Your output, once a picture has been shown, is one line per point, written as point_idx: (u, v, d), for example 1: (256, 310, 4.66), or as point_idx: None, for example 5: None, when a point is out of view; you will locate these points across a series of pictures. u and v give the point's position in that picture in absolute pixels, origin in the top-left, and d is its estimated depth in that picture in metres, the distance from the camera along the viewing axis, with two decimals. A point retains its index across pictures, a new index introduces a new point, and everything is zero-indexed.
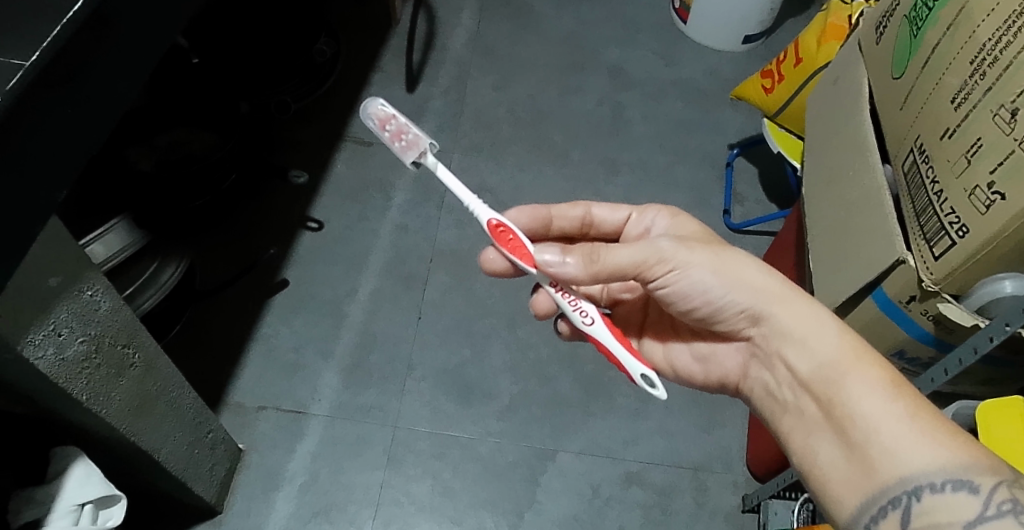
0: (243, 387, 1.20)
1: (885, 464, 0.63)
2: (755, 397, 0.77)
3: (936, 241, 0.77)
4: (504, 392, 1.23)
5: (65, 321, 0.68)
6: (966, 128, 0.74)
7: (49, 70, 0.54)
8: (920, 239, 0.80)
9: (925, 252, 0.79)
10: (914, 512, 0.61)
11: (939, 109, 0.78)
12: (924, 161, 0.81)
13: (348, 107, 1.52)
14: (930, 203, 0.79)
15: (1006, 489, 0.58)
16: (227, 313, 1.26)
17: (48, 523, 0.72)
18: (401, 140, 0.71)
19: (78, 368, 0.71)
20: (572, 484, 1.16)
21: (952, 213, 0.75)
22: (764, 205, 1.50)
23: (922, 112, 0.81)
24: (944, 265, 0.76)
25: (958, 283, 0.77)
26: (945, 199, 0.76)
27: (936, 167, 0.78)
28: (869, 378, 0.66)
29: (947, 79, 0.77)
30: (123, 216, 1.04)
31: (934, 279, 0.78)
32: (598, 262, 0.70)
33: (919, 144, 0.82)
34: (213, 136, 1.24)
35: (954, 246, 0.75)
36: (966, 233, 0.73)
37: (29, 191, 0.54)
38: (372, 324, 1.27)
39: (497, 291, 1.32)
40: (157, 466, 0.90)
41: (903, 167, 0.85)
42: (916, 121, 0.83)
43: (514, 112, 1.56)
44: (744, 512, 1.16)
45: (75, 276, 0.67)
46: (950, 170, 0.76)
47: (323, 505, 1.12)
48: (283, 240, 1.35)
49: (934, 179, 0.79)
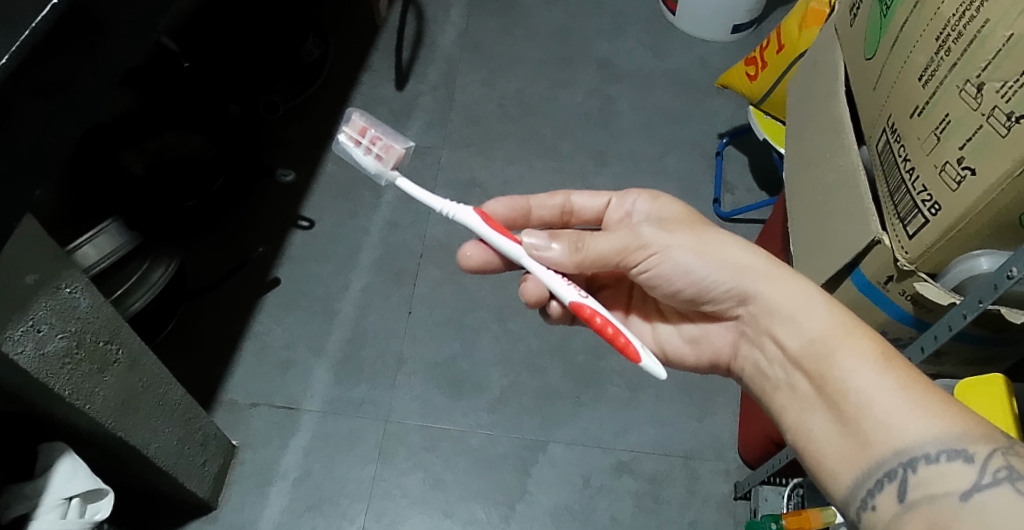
0: (235, 384, 1.21)
1: (879, 436, 0.63)
2: (747, 376, 0.77)
3: (909, 220, 0.77)
4: (495, 384, 1.23)
5: (44, 318, 0.69)
6: (935, 105, 0.74)
7: (30, 84, 0.55)
8: (894, 218, 0.80)
9: (899, 231, 0.79)
10: (910, 485, 0.61)
11: (907, 88, 0.78)
12: (895, 140, 0.81)
13: (338, 107, 1.53)
14: (902, 182, 0.79)
15: (1001, 457, 0.57)
16: (219, 310, 1.28)
17: (36, 517, 0.74)
18: (376, 149, 0.75)
19: (59, 364, 0.72)
20: (564, 474, 1.16)
21: (924, 191, 0.75)
22: (755, 193, 1.49)
23: (893, 90, 0.81)
24: (919, 243, 0.76)
25: (933, 261, 0.76)
26: (917, 177, 0.76)
27: (908, 145, 0.78)
28: (860, 351, 0.66)
29: (915, 57, 0.77)
30: (115, 219, 1.07)
31: (909, 258, 0.78)
32: (583, 250, 0.73)
33: (890, 123, 0.82)
34: (203, 138, 1.26)
35: (927, 223, 0.75)
36: (938, 210, 0.73)
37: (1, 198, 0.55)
38: (362, 320, 1.28)
39: (487, 284, 1.33)
40: (147, 461, 0.91)
41: (877, 147, 0.85)
42: (888, 100, 0.83)
43: (503, 107, 1.57)
44: (737, 499, 1.16)
45: (52, 273, 0.68)
46: (921, 148, 0.76)
47: (316, 499, 1.13)
48: (272, 239, 1.36)
49: (906, 158, 0.79)
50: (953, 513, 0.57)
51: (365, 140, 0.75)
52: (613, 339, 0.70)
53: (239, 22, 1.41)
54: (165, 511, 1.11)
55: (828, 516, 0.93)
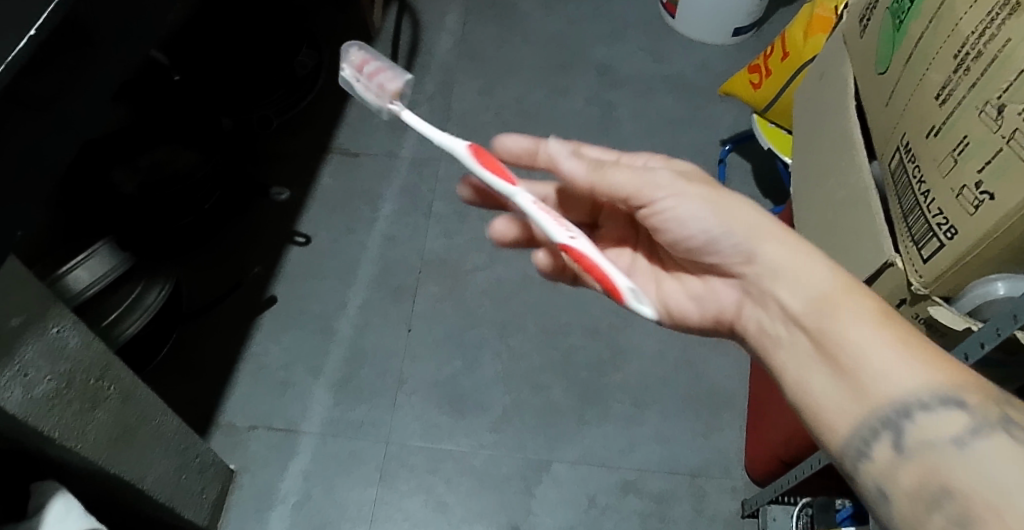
0: (233, 406, 1.19)
1: (875, 386, 0.57)
2: (749, 338, 0.68)
3: (925, 243, 0.75)
4: (497, 402, 1.21)
5: (32, 361, 0.67)
6: (952, 126, 0.72)
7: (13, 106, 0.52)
8: (909, 240, 0.78)
9: (914, 254, 0.77)
10: (906, 432, 0.56)
11: (924, 107, 0.76)
12: (909, 160, 0.79)
13: (335, 118, 1.51)
14: (917, 203, 0.77)
15: (994, 411, 0.54)
16: (218, 330, 1.26)
17: None
18: (373, 80, 0.74)
19: (49, 405, 0.70)
20: (568, 495, 1.14)
21: (940, 215, 0.73)
22: (758, 201, 1.46)
23: (909, 107, 0.79)
24: (933, 267, 0.74)
25: (948, 285, 0.74)
26: (932, 199, 0.74)
27: (922, 166, 0.76)
28: (861, 309, 0.59)
29: (931, 75, 0.75)
30: (107, 240, 1.04)
31: (923, 282, 0.75)
32: (601, 170, 0.67)
33: (904, 142, 0.80)
34: (195, 154, 1.22)
35: (943, 247, 0.72)
36: (956, 234, 0.71)
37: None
38: (361, 338, 1.26)
39: (488, 299, 1.31)
40: (143, 495, 0.89)
41: (890, 166, 0.83)
42: (903, 117, 0.81)
43: (501, 116, 1.54)
44: (744, 517, 1.13)
45: (38, 315, 0.65)
46: (937, 169, 0.73)
47: (316, 524, 1.11)
48: (269, 258, 1.33)
49: (921, 178, 0.76)
50: (951, 462, 0.53)
51: (363, 73, 0.74)
52: (602, 281, 0.59)
53: (230, 34, 1.39)
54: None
55: None
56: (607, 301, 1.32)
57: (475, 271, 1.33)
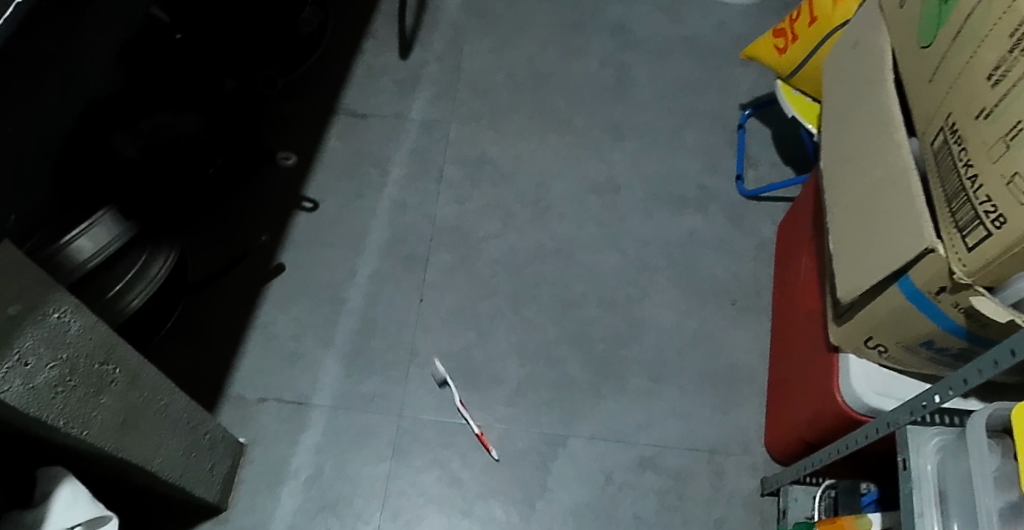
0: (241, 378, 1.16)
1: None
2: None
3: (969, 231, 0.70)
4: (512, 376, 1.18)
5: (32, 349, 0.64)
6: (1005, 109, 0.67)
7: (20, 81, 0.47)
8: (953, 226, 0.73)
9: (958, 243, 0.72)
10: None
11: (973, 87, 0.72)
12: (955, 142, 0.74)
13: (340, 79, 1.45)
14: (962, 188, 0.72)
15: None
16: (224, 302, 1.22)
17: None
18: None
19: (51, 395, 0.67)
20: (585, 471, 1.12)
21: (988, 202, 0.68)
22: (779, 168, 1.41)
23: (957, 85, 0.75)
24: (977, 257, 0.69)
25: (993, 275, 0.69)
26: (979, 185, 0.70)
27: (969, 149, 0.72)
28: None
29: (983, 54, 0.71)
30: (109, 208, 1.00)
31: (967, 272, 0.71)
32: None
33: (950, 122, 0.75)
34: (198, 118, 1.18)
35: (990, 237, 0.67)
36: (1004, 224, 0.66)
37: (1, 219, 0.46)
38: (372, 309, 1.22)
39: (502, 269, 1.27)
40: (151, 476, 0.87)
41: (932, 145, 0.79)
42: (949, 95, 0.76)
43: (513, 77, 1.48)
44: (764, 495, 1.12)
45: (37, 301, 0.62)
46: (986, 154, 0.69)
47: (329, 499, 1.09)
48: (275, 227, 1.29)
49: (967, 162, 0.72)
50: None
51: None
52: None
53: None
54: (158, 517, 1.06)
55: (865, 523, 0.88)
56: (623, 271, 1.28)
57: (487, 239, 1.29)
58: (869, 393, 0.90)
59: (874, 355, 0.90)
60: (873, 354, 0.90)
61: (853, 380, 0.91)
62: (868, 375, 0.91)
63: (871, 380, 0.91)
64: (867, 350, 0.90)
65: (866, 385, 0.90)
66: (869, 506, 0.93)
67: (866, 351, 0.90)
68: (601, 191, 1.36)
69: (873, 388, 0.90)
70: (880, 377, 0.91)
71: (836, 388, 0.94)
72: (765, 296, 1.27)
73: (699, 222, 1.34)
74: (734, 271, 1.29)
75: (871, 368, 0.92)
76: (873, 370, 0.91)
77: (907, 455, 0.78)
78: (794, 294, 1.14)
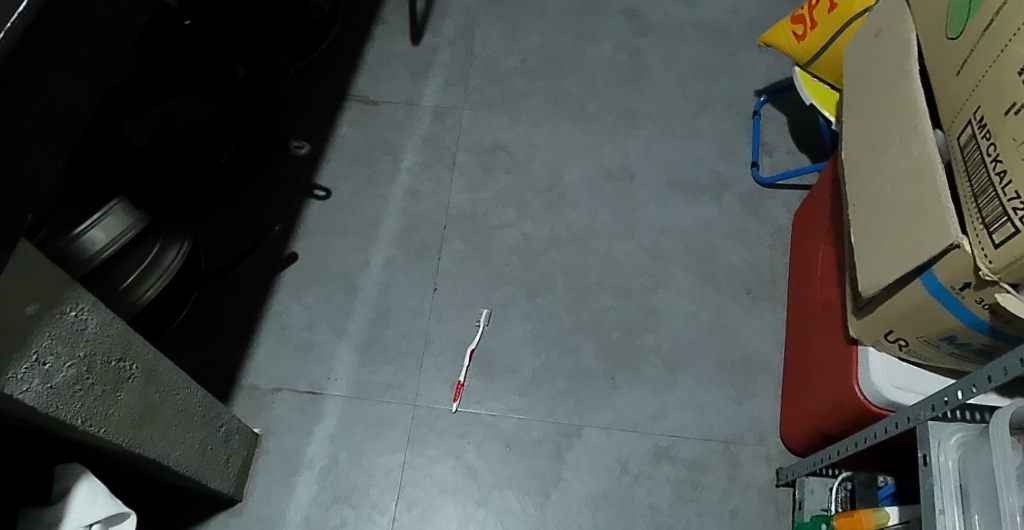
0: (256, 368, 1.16)
1: None
2: None
3: (996, 227, 0.69)
4: (526, 365, 1.18)
5: (50, 349, 0.63)
6: None
7: (60, 80, 0.46)
8: (979, 222, 0.72)
9: (983, 238, 0.71)
10: None
11: (1003, 81, 0.70)
12: (983, 137, 0.72)
13: (351, 65, 1.43)
14: (990, 183, 0.70)
15: None
16: (236, 290, 1.22)
17: None
18: None
19: (70, 392, 0.67)
20: (600, 461, 1.12)
21: (1017, 199, 0.66)
22: (795, 155, 1.39)
23: (986, 77, 0.73)
24: (1005, 253, 0.68)
25: (1019, 273, 0.68)
26: (1007, 181, 0.68)
27: (998, 144, 0.70)
28: None
29: (1015, 47, 0.69)
30: (121, 198, 0.99)
31: (993, 268, 0.70)
32: None
33: (978, 115, 0.74)
34: (209, 105, 1.20)
35: (1017, 234, 0.66)
36: None
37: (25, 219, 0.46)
38: (385, 298, 1.22)
39: (516, 258, 1.26)
40: (168, 470, 0.87)
41: (959, 139, 0.77)
42: (978, 88, 0.74)
43: (526, 63, 1.46)
44: (779, 486, 1.12)
45: (54, 300, 0.61)
46: (1015, 149, 0.67)
47: (344, 489, 1.10)
48: (287, 215, 1.28)
49: (994, 157, 0.70)
50: None
51: None
52: None
53: None
54: (176, 509, 1.07)
55: (882, 517, 0.89)
56: (638, 259, 1.27)
57: (501, 228, 1.28)
58: (889, 386, 0.88)
59: (894, 349, 0.89)
60: (893, 347, 0.89)
61: (873, 374, 0.90)
62: (888, 368, 0.89)
63: (891, 374, 0.89)
64: (887, 343, 0.89)
65: (886, 378, 0.89)
66: (886, 499, 0.94)
67: (887, 344, 0.89)
68: (615, 178, 1.34)
69: (893, 381, 0.89)
70: (900, 371, 0.89)
71: (855, 379, 0.93)
72: (781, 285, 1.26)
73: (714, 210, 1.32)
74: (750, 260, 1.28)
75: (891, 361, 0.90)
76: (893, 364, 0.90)
77: (928, 449, 0.78)
78: (812, 284, 1.13)
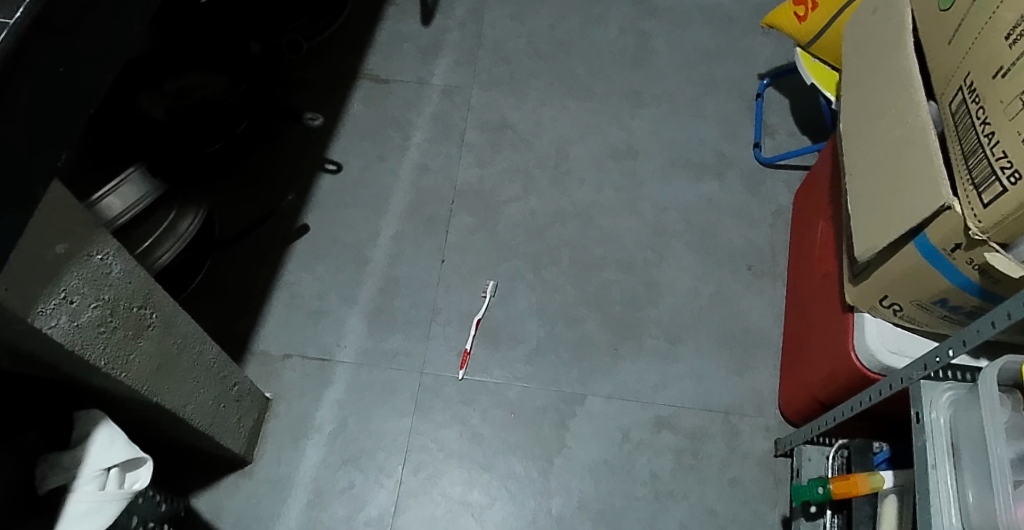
0: (267, 334, 1.19)
1: None
2: None
3: (985, 187, 0.72)
4: (531, 335, 1.21)
5: (77, 288, 0.66)
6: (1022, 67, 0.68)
7: (84, 42, 0.53)
8: (969, 184, 0.74)
9: (973, 198, 0.73)
10: None
11: (993, 46, 0.73)
12: (973, 101, 0.75)
13: (361, 44, 1.46)
14: (979, 145, 0.73)
15: None
16: (249, 258, 1.25)
17: (75, 489, 0.72)
18: None
19: (95, 333, 0.70)
20: (602, 429, 1.15)
21: (1004, 158, 0.69)
22: (797, 137, 1.41)
23: (976, 45, 0.76)
24: (993, 212, 0.70)
25: (1007, 232, 0.70)
26: (995, 142, 0.71)
27: (987, 107, 0.72)
28: None
29: (1002, 14, 0.72)
30: (138, 166, 1.02)
31: (982, 227, 0.72)
32: None
33: (969, 82, 0.76)
34: (223, 79, 1.22)
35: (1004, 192, 0.69)
36: (1018, 179, 0.67)
37: (59, 158, 0.51)
38: (394, 269, 1.25)
39: (521, 232, 1.29)
40: (184, 423, 0.90)
41: (950, 106, 0.80)
42: (968, 55, 0.77)
43: (534, 44, 1.49)
44: (777, 456, 1.14)
45: (83, 241, 0.64)
46: (1002, 111, 0.70)
47: (352, 453, 1.12)
48: (299, 186, 1.31)
49: (984, 120, 0.73)
50: None
51: None
52: None
53: None
54: (188, 470, 1.10)
55: (877, 480, 0.91)
56: (641, 235, 1.29)
57: (508, 203, 1.31)
58: (883, 351, 0.90)
59: (888, 314, 0.91)
60: (887, 313, 0.91)
61: (868, 338, 0.92)
62: (883, 333, 0.92)
63: (886, 339, 0.91)
64: (882, 309, 0.91)
65: (880, 342, 0.91)
66: (881, 464, 0.95)
67: (881, 310, 0.91)
68: (620, 156, 1.37)
69: (887, 345, 0.91)
70: (894, 335, 0.91)
71: (852, 345, 0.96)
72: (781, 262, 1.28)
73: (717, 189, 1.35)
74: (752, 237, 1.30)
75: (885, 326, 0.92)
76: (888, 329, 0.92)
77: (921, 407, 0.81)
78: (811, 257, 1.15)
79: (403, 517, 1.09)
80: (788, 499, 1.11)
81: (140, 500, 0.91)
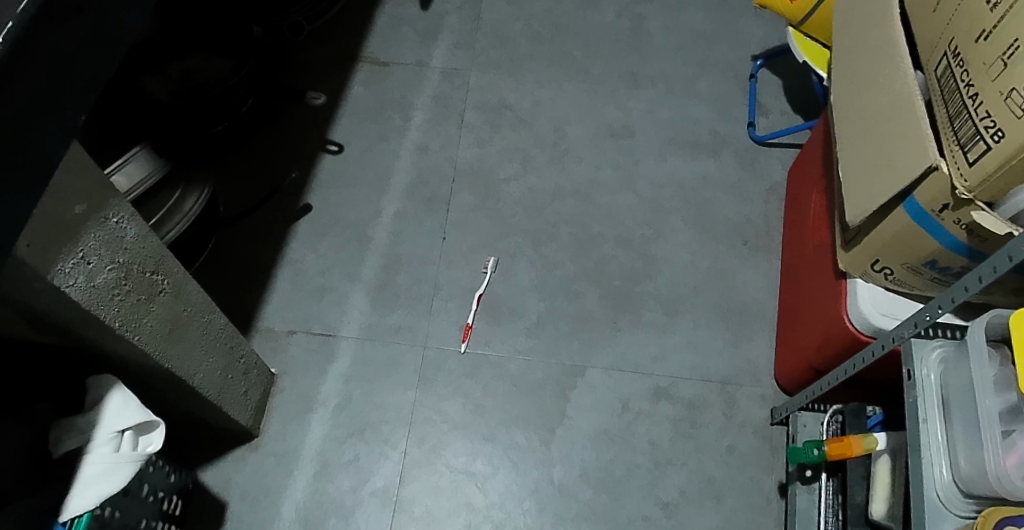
0: (272, 311, 1.21)
1: None
2: None
3: (969, 146, 0.74)
4: (532, 309, 1.23)
5: (94, 250, 0.68)
6: (1003, 29, 0.70)
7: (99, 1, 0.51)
8: (954, 144, 0.77)
9: (958, 158, 0.76)
10: None
11: (974, 11, 0.75)
12: (957, 65, 0.78)
13: (360, 27, 1.48)
14: (964, 107, 0.76)
15: None
16: (255, 236, 1.27)
17: (90, 452, 0.72)
18: None
19: (109, 295, 0.72)
20: (602, 400, 1.17)
21: (987, 117, 0.71)
22: (790, 116, 1.43)
23: (959, 11, 0.78)
24: (978, 170, 0.73)
25: (993, 189, 0.73)
26: (979, 102, 0.73)
27: (970, 70, 0.75)
28: None
29: None
30: (143, 146, 1.03)
31: (968, 186, 0.75)
32: None
33: (953, 47, 0.79)
34: (225, 61, 1.24)
35: (988, 151, 0.71)
36: (1002, 137, 0.70)
37: (76, 118, 0.52)
38: (396, 246, 1.27)
39: (521, 209, 1.31)
40: (193, 390, 0.92)
41: (935, 71, 0.82)
42: (952, 21, 0.79)
43: (532, 27, 1.51)
44: (773, 424, 1.17)
45: (99, 203, 0.66)
46: (985, 73, 0.72)
47: (357, 426, 1.14)
48: (303, 164, 1.33)
49: (968, 82, 0.75)
50: None
51: None
52: None
53: None
54: (197, 444, 1.12)
55: (871, 442, 0.93)
56: (638, 211, 1.32)
57: (508, 181, 1.33)
58: (876, 314, 0.93)
59: (879, 279, 0.94)
60: (878, 277, 0.94)
61: (861, 303, 0.95)
62: (874, 297, 0.94)
63: (878, 302, 0.94)
64: (874, 274, 0.94)
65: (872, 306, 0.94)
66: (875, 427, 0.98)
67: (873, 274, 0.94)
68: (617, 135, 1.39)
69: (879, 309, 0.94)
70: (886, 299, 0.94)
71: (845, 310, 0.98)
72: (776, 236, 1.31)
73: (712, 167, 1.37)
74: (747, 213, 1.33)
75: (877, 291, 0.95)
76: (880, 293, 0.95)
77: (911, 364, 0.82)
78: (805, 229, 1.18)
79: (408, 487, 1.11)
80: (783, 465, 1.14)
81: (150, 468, 0.93)
